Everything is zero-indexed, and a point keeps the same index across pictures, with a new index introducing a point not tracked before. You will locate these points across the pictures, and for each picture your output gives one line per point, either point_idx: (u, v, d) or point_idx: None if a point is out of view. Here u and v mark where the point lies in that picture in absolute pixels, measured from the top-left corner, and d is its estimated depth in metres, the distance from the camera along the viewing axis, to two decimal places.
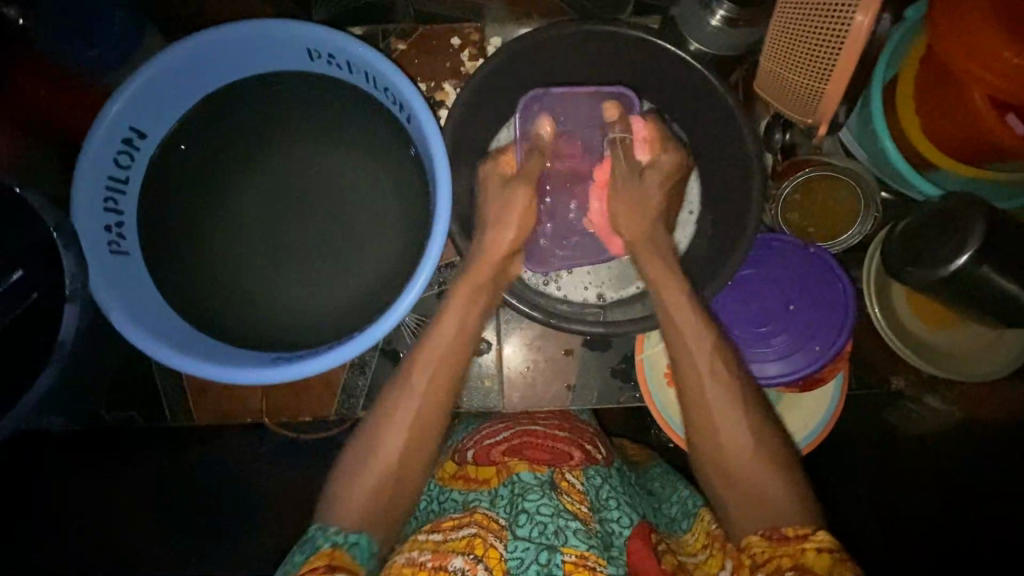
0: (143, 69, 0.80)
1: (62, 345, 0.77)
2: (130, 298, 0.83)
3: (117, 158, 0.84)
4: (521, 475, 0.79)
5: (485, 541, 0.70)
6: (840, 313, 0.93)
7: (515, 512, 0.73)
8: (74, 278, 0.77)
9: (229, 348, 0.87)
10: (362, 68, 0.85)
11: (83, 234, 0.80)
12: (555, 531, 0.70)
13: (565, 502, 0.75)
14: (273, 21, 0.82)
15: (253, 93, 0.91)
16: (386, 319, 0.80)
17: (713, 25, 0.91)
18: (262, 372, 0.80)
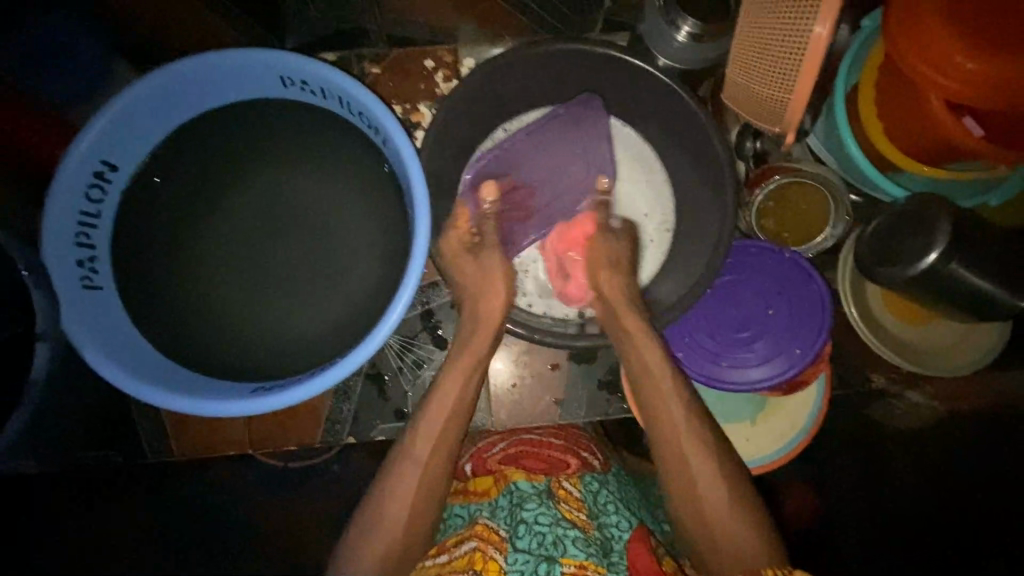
0: (112, 103, 0.80)
1: (37, 383, 0.77)
2: (105, 334, 0.81)
3: (88, 191, 0.83)
4: (519, 484, 0.82)
5: (485, 554, 0.73)
6: (819, 314, 0.95)
7: (514, 523, 0.76)
8: (46, 319, 0.77)
9: (211, 380, 0.85)
10: (336, 94, 0.86)
11: (54, 268, 0.79)
12: (554, 542, 0.73)
13: (563, 511, 0.78)
14: (245, 52, 0.82)
15: (228, 123, 0.91)
16: (366, 346, 0.79)
17: (679, 41, 0.93)
18: (245, 402, 0.79)
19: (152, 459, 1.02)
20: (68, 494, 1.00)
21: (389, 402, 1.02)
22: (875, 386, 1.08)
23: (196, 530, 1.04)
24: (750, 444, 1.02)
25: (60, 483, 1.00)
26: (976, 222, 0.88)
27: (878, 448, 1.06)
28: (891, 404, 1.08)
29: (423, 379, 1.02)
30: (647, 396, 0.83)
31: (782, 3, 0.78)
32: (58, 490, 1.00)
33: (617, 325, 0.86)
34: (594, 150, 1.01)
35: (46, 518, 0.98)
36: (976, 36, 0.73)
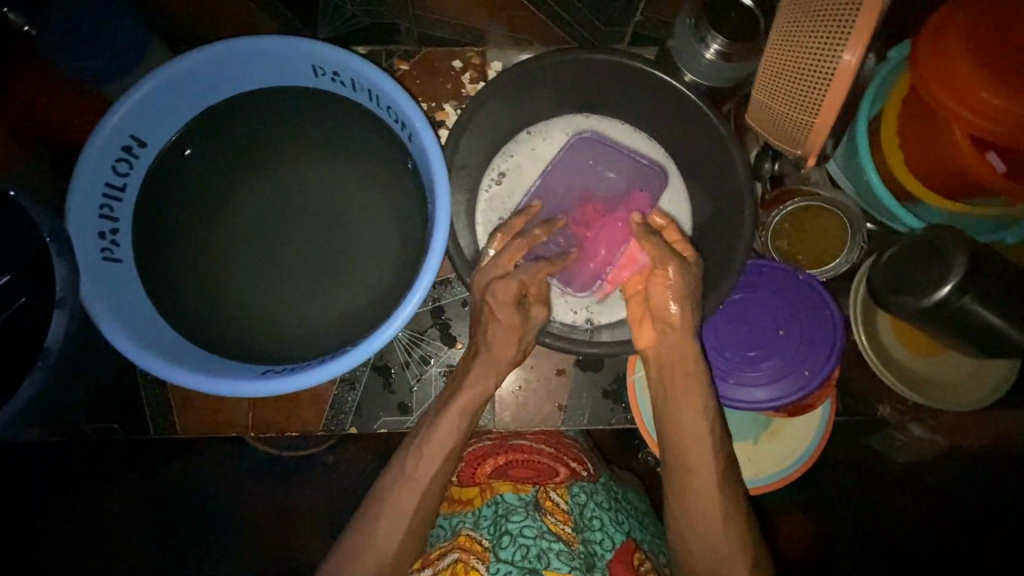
0: (149, 78, 0.81)
1: (51, 352, 0.75)
2: (120, 307, 0.81)
3: (115, 165, 0.84)
4: (505, 496, 0.88)
5: (467, 564, 0.79)
6: (830, 338, 0.95)
7: (498, 535, 0.82)
8: (65, 283, 0.75)
9: (222, 361, 0.85)
10: (366, 86, 0.87)
11: (76, 239, 0.79)
12: (537, 555, 0.78)
13: (548, 523, 0.83)
14: (280, 40, 0.83)
15: (257, 106, 0.92)
16: (379, 334, 0.79)
17: (707, 58, 0.93)
18: (255, 383, 0.79)
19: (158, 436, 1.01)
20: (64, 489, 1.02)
21: (394, 395, 1.02)
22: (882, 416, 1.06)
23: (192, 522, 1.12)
24: (749, 465, 1.02)
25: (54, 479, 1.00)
26: (993, 258, 0.88)
27: (873, 476, 1.07)
28: (892, 435, 1.07)
29: (429, 375, 1.02)
30: (672, 420, 0.84)
31: (813, 26, 0.79)
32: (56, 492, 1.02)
33: (678, 352, 0.84)
34: (625, 173, 1.05)
35: (46, 517, 1.02)
36: (1004, 71, 0.73)
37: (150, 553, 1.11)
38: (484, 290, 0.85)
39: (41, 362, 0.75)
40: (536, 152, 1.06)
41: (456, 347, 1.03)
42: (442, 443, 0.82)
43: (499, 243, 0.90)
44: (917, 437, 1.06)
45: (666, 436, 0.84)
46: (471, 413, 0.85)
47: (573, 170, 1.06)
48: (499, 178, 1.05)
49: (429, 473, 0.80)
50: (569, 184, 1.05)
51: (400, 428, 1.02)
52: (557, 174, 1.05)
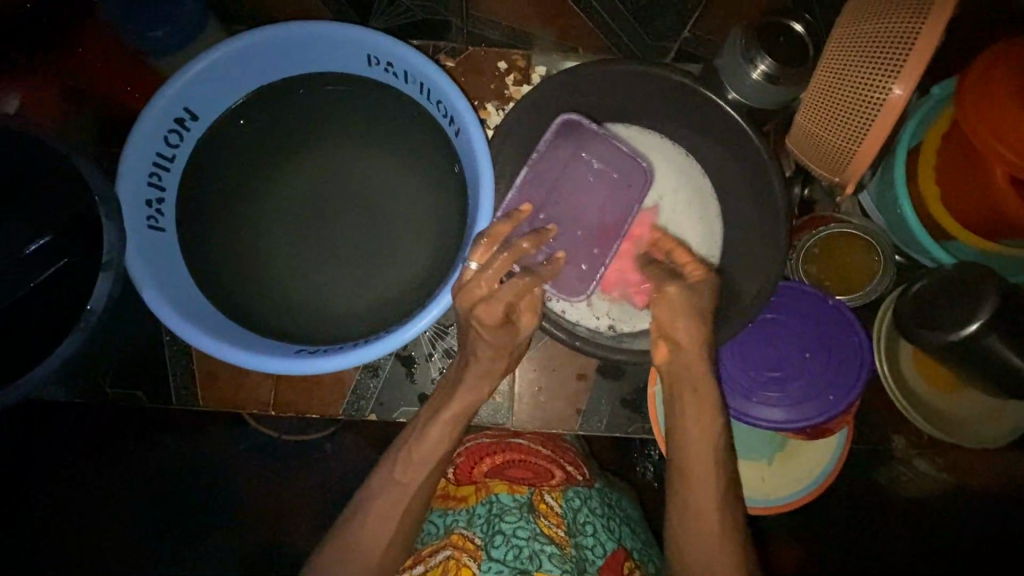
0: (210, 53, 0.82)
1: (94, 312, 0.75)
2: (161, 273, 0.82)
3: (167, 136, 0.85)
4: (500, 495, 0.87)
5: (458, 562, 0.79)
6: (856, 366, 0.96)
7: (490, 533, 0.82)
8: (111, 246, 0.76)
9: (257, 337, 0.86)
10: (419, 79, 0.88)
11: (124, 205, 0.81)
12: (530, 556, 0.79)
13: (542, 525, 0.84)
14: (339, 27, 0.85)
15: (308, 90, 0.93)
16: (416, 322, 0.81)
17: (754, 75, 0.93)
18: (289, 361, 0.80)
19: (176, 404, 1.00)
20: (66, 487, 1.09)
21: (414, 385, 1.03)
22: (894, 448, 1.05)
23: (194, 517, 1.13)
24: (760, 486, 1.01)
25: (52, 476, 1.08)
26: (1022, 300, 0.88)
27: (874, 508, 1.08)
28: (898, 470, 1.06)
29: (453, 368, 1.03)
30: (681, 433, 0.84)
31: (866, 57, 0.81)
32: (56, 491, 1.09)
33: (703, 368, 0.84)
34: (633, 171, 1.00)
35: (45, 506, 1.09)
36: None
37: (145, 546, 1.13)
38: (468, 316, 0.82)
39: (84, 322, 0.75)
40: None
41: None
42: (449, 424, 0.84)
43: (480, 255, 0.80)
44: (923, 473, 1.06)
45: (673, 433, 0.86)
46: (470, 413, 0.86)
47: None
48: None
49: (418, 475, 0.82)
50: (556, 176, 0.99)
51: None
52: (542, 166, 0.99)
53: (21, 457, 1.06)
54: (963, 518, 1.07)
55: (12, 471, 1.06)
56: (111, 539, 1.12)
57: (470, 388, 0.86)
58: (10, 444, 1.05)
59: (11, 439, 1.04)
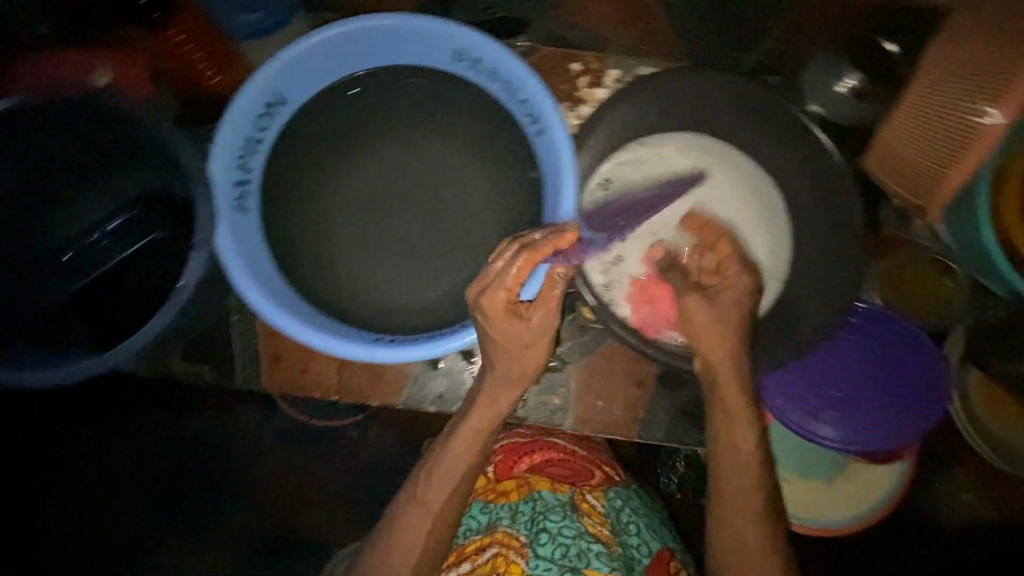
0: (307, 40, 0.83)
1: (188, 288, 0.76)
2: (247, 255, 0.83)
3: (257, 119, 0.85)
4: (543, 493, 0.89)
5: (507, 559, 0.82)
6: (928, 395, 0.94)
7: (536, 531, 0.85)
8: (205, 226, 0.76)
9: (334, 324, 0.87)
10: (506, 78, 0.88)
11: (215, 186, 0.81)
12: (577, 554, 0.82)
13: (586, 524, 0.86)
14: (434, 21, 0.85)
15: (391, 81, 0.94)
16: None
17: (838, 88, 1.01)
18: (365, 349, 0.81)
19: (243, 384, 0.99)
20: (66, 487, 1.13)
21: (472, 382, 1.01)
22: (934, 475, 1.05)
23: (202, 512, 1.17)
24: (819, 508, 0.99)
25: (55, 477, 1.13)
26: None
27: (915, 538, 1.06)
28: (941, 501, 1.05)
29: None
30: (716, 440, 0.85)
31: (973, 82, 0.79)
32: (57, 491, 1.13)
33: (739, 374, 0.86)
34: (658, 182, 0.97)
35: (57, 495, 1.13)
36: None
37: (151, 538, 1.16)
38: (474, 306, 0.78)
39: (176, 299, 0.75)
40: (655, 158, 1.04)
41: None
42: (475, 430, 0.81)
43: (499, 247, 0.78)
44: (967, 505, 1.05)
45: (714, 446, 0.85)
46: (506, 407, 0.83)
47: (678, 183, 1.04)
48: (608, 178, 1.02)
49: (440, 497, 0.79)
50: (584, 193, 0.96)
51: None
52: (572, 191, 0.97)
53: (21, 457, 1.11)
54: (1003, 555, 1.05)
55: (12, 471, 1.11)
56: (113, 538, 1.15)
57: (503, 383, 0.82)
58: (10, 444, 1.11)
59: (11, 439, 1.10)
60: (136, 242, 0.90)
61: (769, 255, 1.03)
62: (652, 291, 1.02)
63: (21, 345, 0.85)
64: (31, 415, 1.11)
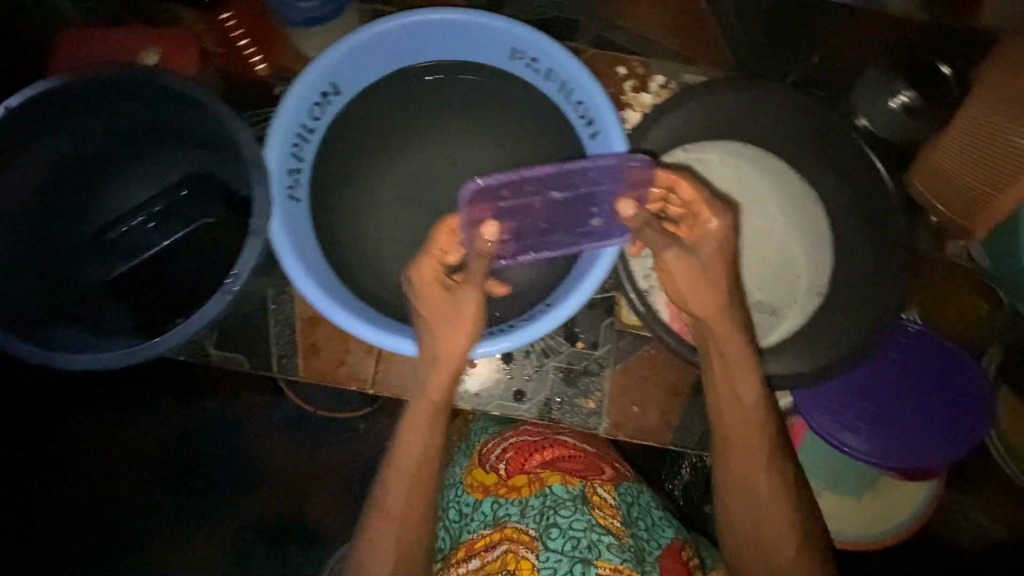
0: (367, 30, 0.82)
1: (244, 274, 0.74)
2: (301, 243, 0.82)
3: (312, 107, 0.84)
4: (554, 487, 0.85)
5: (517, 555, 0.80)
6: (968, 422, 0.95)
7: (546, 525, 0.81)
8: (261, 213, 0.75)
9: (384, 317, 0.86)
10: (563, 79, 0.88)
11: (272, 174, 0.80)
12: (588, 545, 0.79)
13: (597, 516, 0.83)
14: (495, 18, 0.84)
15: (444, 77, 0.93)
16: (552, 317, 0.81)
17: (892, 104, 0.96)
18: (426, 345, 0.82)
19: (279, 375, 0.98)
20: (68, 487, 1.11)
21: (508, 381, 1.00)
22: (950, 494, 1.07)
23: (206, 507, 1.15)
24: (844, 522, 1.00)
25: (57, 477, 1.11)
26: None
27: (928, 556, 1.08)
28: (954, 519, 1.07)
29: (548, 368, 1.00)
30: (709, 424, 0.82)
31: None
32: (57, 491, 1.11)
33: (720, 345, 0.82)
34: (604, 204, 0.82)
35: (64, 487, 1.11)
36: None
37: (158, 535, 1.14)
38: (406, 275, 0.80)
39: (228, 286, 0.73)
40: (703, 165, 1.04)
41: (578, 346, 1.01)
42: (422, 414, 0.80)
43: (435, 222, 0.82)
44: (980, 525, 1.07)
45: (718, 434, 0.82)
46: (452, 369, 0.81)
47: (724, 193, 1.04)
48: None
49: (399, 503, 0.77)
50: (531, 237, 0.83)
51: (516, 414, 1.01)
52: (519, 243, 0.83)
53: (21, 457, 1.10)
54: None
55: (11, 471, 1.09)
56: (114, 539, 1.13)
57: (436, 366, 0.80)
58: (11, 444, 1.09)
59: (11, 438, 1.09)
60: (168, 237, 0.86)
61: (808, 268, 1.05)
62: None
63: (55, 325, 0.82)
64: (32, 414, 1.10)
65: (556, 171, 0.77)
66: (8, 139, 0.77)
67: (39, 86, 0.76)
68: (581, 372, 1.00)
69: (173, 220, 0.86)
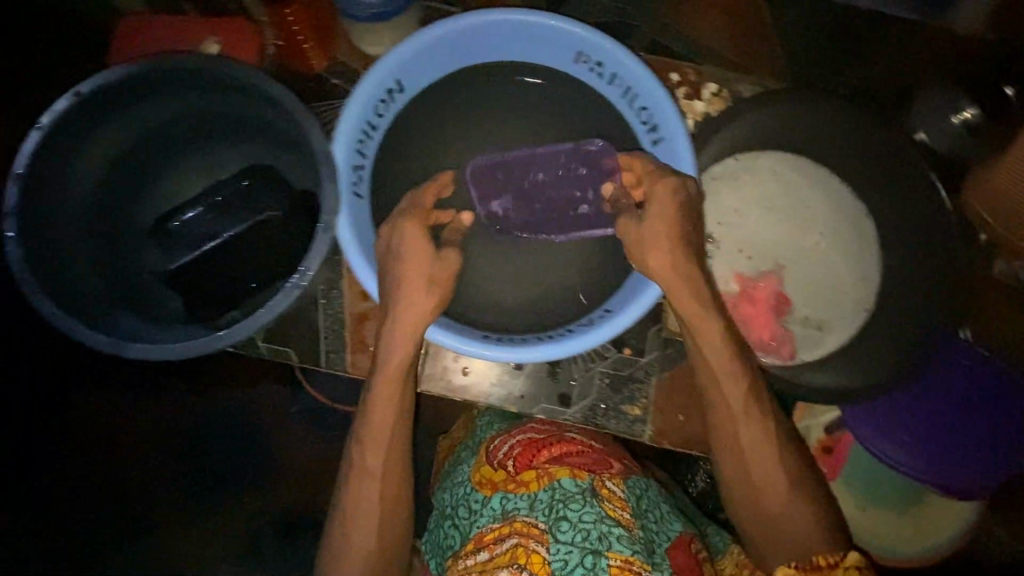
0: (436, 28, 0.82)
1: (312, 272, 0.74)
2: (364, 241, 0.82)
3: (377, 104, 0.84)
4: (562, 481, 0.84)
5: (527, 549, 0.78)
6: (1007, 449, 0.96)
7: (555, 518, 0.80)
8: (331, 211, 0.75)
9: (446, 320, 0.87)
10: (628, 84, 0.87)
11: (341, 173, 0.80)
12: (599, 537, 0.78)
13: (606, 509, 0.82)
14: (564, 21, 0.84)
15: (504, 75, 0.93)
16: (612, 323, 0.81)
17: (956, 121, 0.97)
18: (487, 349, 0.82)
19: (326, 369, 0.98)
20: (66, 488, 1.14)
21: (554, 385, 1.00)
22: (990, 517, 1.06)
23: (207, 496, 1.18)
24: (885, 538, 1.01)
25: (53, 477, 1.14)
26: None
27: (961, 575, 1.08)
28: (992, 542, 1.06)
29: (595, 373, 1.00)
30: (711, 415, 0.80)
31: None
32: (56, 491, 1.14)
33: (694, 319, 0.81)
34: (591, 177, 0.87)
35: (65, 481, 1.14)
36: None
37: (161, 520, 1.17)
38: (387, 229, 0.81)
39: (295, 285, 0.73)
40: (754, 174, 1.03)
41: (625, 352, 1.00)
42: (393, 363, 0.79)
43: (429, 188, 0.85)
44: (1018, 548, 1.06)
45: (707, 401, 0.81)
46: (415, 338, 0.79)
47: (772, 205, 1.04)
48: (712, 194, 1.03)
49: (379, 461, 0.78)
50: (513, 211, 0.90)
51: (560, 418, 1.00)
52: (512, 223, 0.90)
53: (21, 457, 1.12)
54: None
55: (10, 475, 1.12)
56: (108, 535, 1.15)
57: (397, 327, 0.78)
58: (10, 444, 1.12)
59: (12, 438, 1.12)
60: (220, 234, 0.82)
61: (858, 284, 1.03)
62: (743, 308, 1.01)
63: (117, 315, 0.82)
64: (32, 414, 1.12)
65: (532, 153, 0.89)
66: (77, 124, 0.77)
67: (110, 73, 0.75)
68: (626, 378, 1.00)
69: (229, 213, 0.84)
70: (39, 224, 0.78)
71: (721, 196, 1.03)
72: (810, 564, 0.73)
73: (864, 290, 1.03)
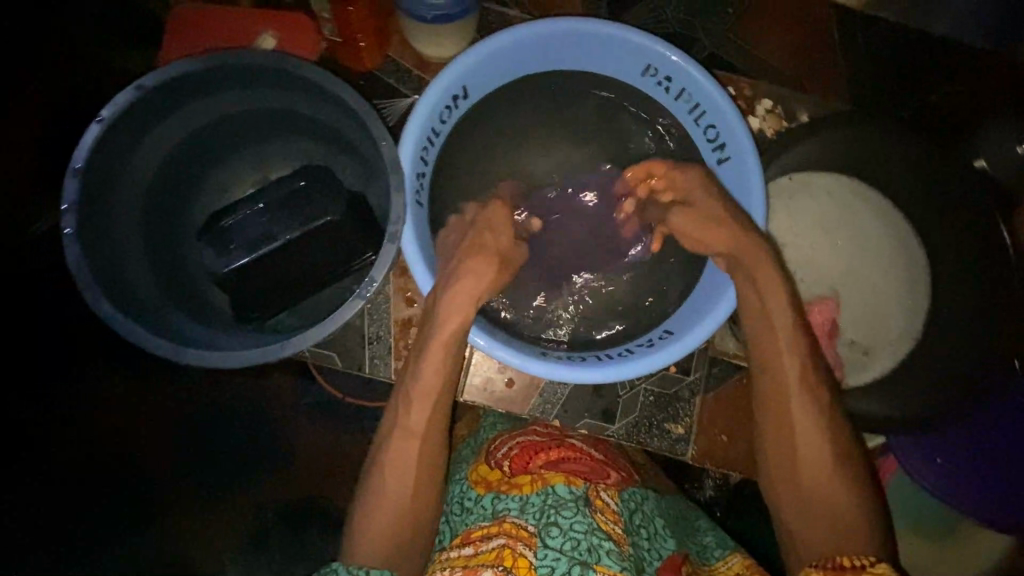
0: (505, 33, 0.80)
1: (378, 280, 0.72)
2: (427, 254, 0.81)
3: (442, 110, 0.82)
4: (557, 487, 0.72)
5: (514, 551, 0.66)
6: None
7: (545, 522, 0.68)
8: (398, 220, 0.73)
9: (510, 338, 0.85)
10: (694, 99, 0.85)
11: (408, 181, 0.78)
12: (588, 548, 0.66)
13: (598, 521, 0.70)
14: (635, 31, 0.82)
15: (565, 83, 0.91)
16: (679, 346, 0.80)
17: (1018, 150, 0.95)
18: (547, 366, 0.79)
19: (369, 375, 0.96)
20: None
21: (599, 399, 0.99)
22: None
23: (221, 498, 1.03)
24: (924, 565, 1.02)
25: None
26: None
27: None
28: None
29: (640, 389, 0.99)
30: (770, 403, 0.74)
31: None
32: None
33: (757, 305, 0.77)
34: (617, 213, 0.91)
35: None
36: None
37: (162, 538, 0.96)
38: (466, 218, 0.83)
39: (360, 296, 0.72)
40: (808, 194, 1.03)
41: (671, 370, 0.99)
42: (458, 311, 0.75)
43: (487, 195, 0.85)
44: None
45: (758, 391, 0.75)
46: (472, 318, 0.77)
47: (827, 227, 1.03)
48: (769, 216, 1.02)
49: (422, 420, 0.73)
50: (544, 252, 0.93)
51: (602, 434, 0.99)
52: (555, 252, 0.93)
53: None
54: None
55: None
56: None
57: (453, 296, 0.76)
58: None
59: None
60: (282, 236, 0.81)
61: (911, 313, 1.01)
62: None
63: (167, 310, 0.80)
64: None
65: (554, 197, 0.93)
66: (138, 116, 0.75)
67: (174, 68, 0.72)
68: (671, 395, 0.99)
69: (284, 212, 0.82)
70: (93, 220, 0.75)
71: (777, 216, 1.02)
72: (831, 563, 0.60)
73: (914, 315, 1.01)
